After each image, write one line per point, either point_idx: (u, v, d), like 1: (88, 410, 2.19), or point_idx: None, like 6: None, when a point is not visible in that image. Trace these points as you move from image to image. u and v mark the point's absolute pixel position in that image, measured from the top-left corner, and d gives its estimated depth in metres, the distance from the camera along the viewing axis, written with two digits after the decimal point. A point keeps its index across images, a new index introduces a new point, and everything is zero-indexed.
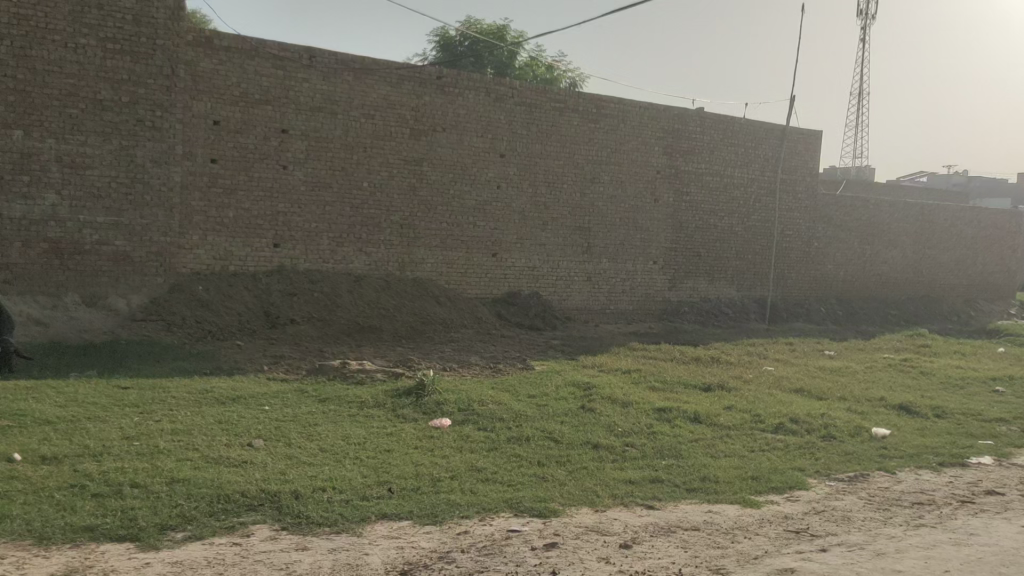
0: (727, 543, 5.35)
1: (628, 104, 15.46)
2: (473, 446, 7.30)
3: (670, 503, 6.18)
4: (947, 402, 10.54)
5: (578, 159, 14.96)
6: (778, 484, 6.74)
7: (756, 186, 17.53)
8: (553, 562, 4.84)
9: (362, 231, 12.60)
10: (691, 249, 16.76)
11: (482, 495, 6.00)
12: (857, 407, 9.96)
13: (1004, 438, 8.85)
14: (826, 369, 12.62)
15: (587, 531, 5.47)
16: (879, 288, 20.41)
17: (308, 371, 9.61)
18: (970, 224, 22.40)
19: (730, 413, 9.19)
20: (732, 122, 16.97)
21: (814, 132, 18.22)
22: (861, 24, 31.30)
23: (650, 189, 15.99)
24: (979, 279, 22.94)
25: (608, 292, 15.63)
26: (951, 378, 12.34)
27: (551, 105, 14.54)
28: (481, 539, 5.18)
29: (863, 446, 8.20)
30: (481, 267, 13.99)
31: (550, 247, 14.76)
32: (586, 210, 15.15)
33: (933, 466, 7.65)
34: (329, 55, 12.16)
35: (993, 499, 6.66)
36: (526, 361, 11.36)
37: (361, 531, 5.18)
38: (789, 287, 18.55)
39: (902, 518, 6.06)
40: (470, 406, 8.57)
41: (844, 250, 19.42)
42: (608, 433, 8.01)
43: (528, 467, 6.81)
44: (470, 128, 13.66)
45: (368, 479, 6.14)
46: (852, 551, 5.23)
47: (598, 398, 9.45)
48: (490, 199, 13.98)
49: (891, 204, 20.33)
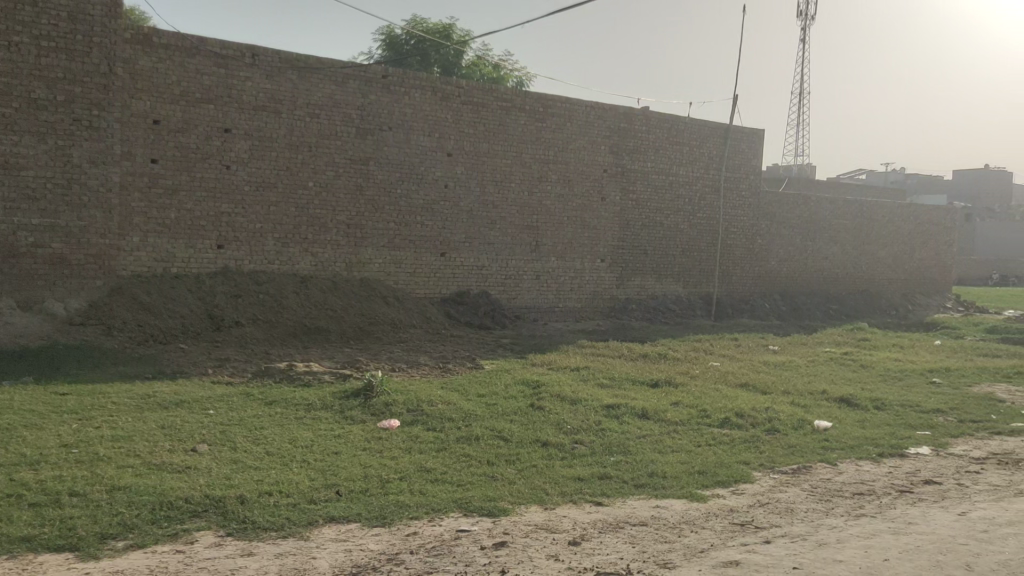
0: (674, 537, 5.43)
1: (575, 104, 15.55)
2: (422, 447, 7.28)
3: (618, 500, 6.24)
4: (886, 394, 10.84)
5: (525, 157, 14.99)
6: (724, 479, 6.85)
7: (701, 184, 17.77)
8: (501, 562, 4.84)
9: (308, 231, 12.48)
10: (638, 247, 16.92)
11: (431, 495, 5.98)
12: (800, 400, 10.18)
13: (940, 429, 9.12)
14: (771, 364, 12.86)
15: (535, 529, 5.49)
16: (821, 284, 20.88)
17: (254, 373, 9.47)
18: (907, 220, 23.04)
19: (678, 409, 9.32)
20: (678, 121, 17.16)
21: (757, 131, 18.52)
22: (802, 25, 31.93)
23: (597, 188, 16.11)
24: (916, 274, 23.54)
25: (557, 290, 15.72)
26: (890, 371, 12.69)
27: (498, 104, 14.54)
28: (429, 540, 5.17)
29: (805, 439, 8.38)
30: (430, 266, 13.93)
31: (498, 246, 14.77)
32: (534, 209, 15.21)
33: (873, 457, 7.85)
34: (271, 53, 12.01)
35: (930, 488, 6.87)
36: (475, 361, 11.33)
37: (308, 535, 5.13)
38: (734, 283, 18.85)
39: (843, 509, 6.22)
40: (419, 406, 8.54)
41: (787, 247, 19.81)
42: (557, 431, 8.04)
43: (478, 467, 6.81)
44: (417, 127, 13.59)
45: (315, 482, 6.08)
46: (794, 543, 5.34)
47: (547, 396, 9.49)
48: (438, 199, 13.93)
49: (831, 201, 20.78)
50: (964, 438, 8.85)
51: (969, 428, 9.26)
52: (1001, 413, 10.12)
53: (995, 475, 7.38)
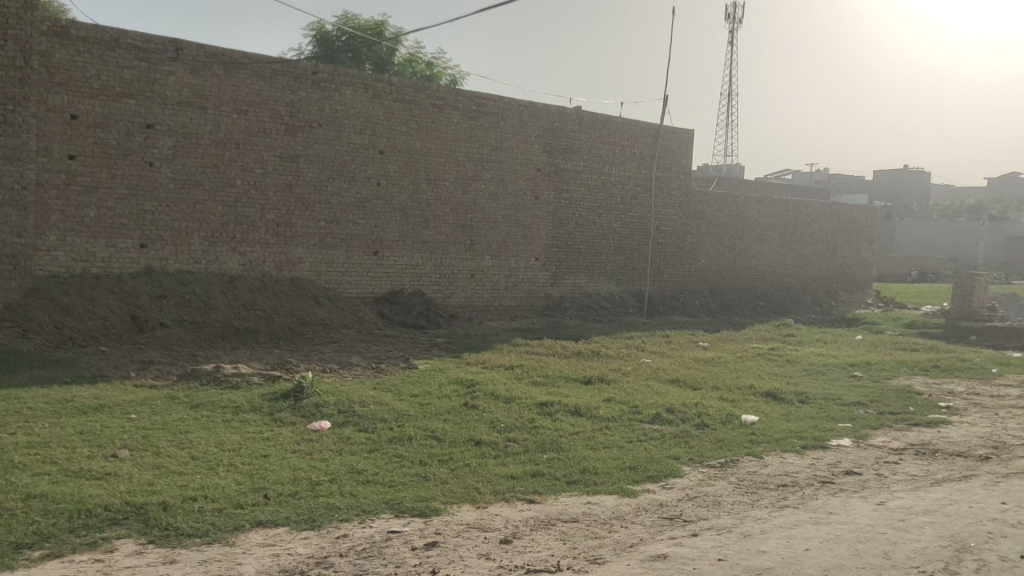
0: (604, 533, 5.47)
1: (507, 102, 15.58)
2: (353, 449, 7.18)
3: (550, 497, 6.27)
4: (810, 388, 11.14)
5: (459, 156, 14.95)
6: (654, 474, 6.94)
7: (633, 183, 17.98)
8: (432, 562, 4.82)
9: (235, 230, 12.23)
10: (571, 245, 17.02)
11: (362, 497, 5.91)
12: (729, 395, 10.40)
13: (861, 421, 9.40)
14: (700, 360, 13.08)
15: (467, 528, 5.48)
16: (749, 282, 21.33)
17: (179, 376, 9.21)
18: (831, 219, 23.72)
19: (609, 406, 9.41)
20: (609, 121, 17.33)
21: (687, 131, 18.80)
22: (729, 28, 32.58)
23: (530, 187, 16.16)
24: (839, 271, 24.23)
25: (492, 288, 15.73)
26: (814, 365, 13.06)
27: (429, 102, 14.46)
28: (360, 542, 5.11)
29: (733, 432, 8.56)
30: (362, 266, 13.79)
31: (432, 245, 14.70)
32: (468, 207, 15.18)
33: (798, 449, 8.05)
34: (195, 48, 11.73)
35: (851, 479, 7.09)
36: (408, 361, 11.25)
37: (233, 540, 5.02)
38: (666, 281, 19.12)
39: (768, 500, 6.36)
40: (350, 407, 8.43)
41: (716, 245, 20.19)
42: (491, 430, 8.04)
43: (410, 467, 6.76)
44: (348, 125, 13.43)
45: (242, 486, 5.95)
46: (721, 535, 5.44)
47: (481, 395, 9.49)
48: (370, 197, 13.77)
49: (758, 200, 21.25)
50: (883, 430, 9.14)
51: (888, 420, 9.57)
52: (918, 405, 10.48)
53: (911, 465, 7.64)
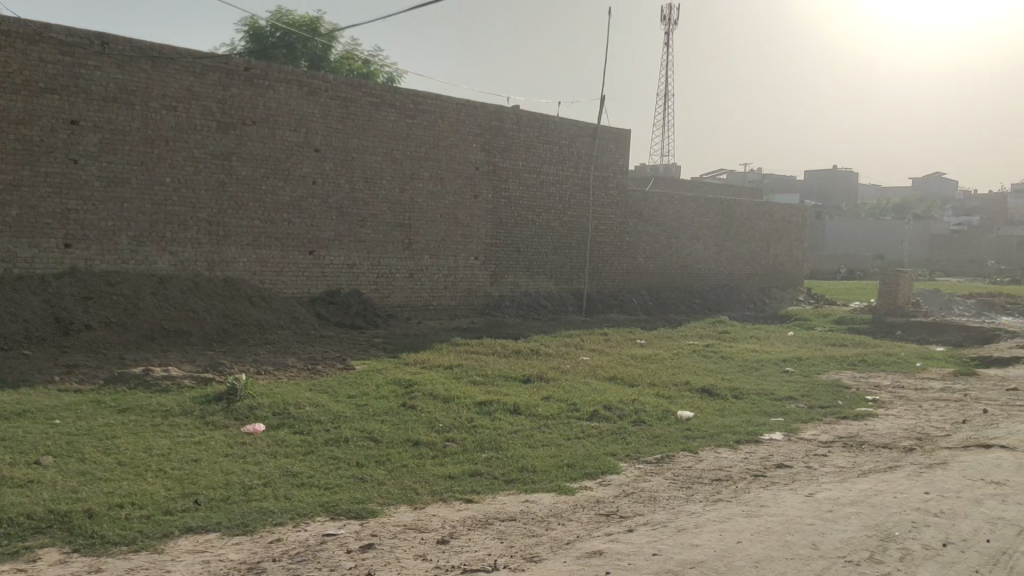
0: (541, 531, 5.48)
1: (445, 101, 15.51)
2: (289, 451, 7.05)
3: (488, 496, 6.26)
4: (744, 384, 11.37)
5: (396, 154, 14.83)
6: (592, 471, 6.98)
7: (571, 182, 18.08)
8: (368, 564, 4.76)
9: (165, 229, 11.93)
10: (510, 243, 17.05)
11: (297, 501, 5.81)
12: (665, 391, 10.53)
13: (792, 415, 9.61)
14: (637, 358, 13.23)
15: (404, 530, 5.43)
16: (685, 280, 21.63)
17: (106, 379, 8.94)
18: (763, 218, 24.19)
19: (548, 404, 9.44)
20: (547, 120, 17.40)
21: (624, 131, 18.97)
22: (665, 29, 32.96)
23: (469, 186, 16.12)
24: (772, 269, 24.72)
25: (430, 288, 15.65)
26: (748, 361, 13.33)
27: (366, 99, 14.31)
28: (294, 546, 5.02)
29: (669, 429, 8.66)
30: (298, 265, 13.58)
31: (369, 244, 14.55)
32: (406, 206, 15.06)
33: (731, 444, 8.20)
34: (122, 42, 11.40)
35: (782, 472, 7.24)
36: (345, 361, 11.13)
37: (162, 548, 4.89)
38: (604, 279, 19.27)
39: (702, 495, 6.45)
40: (285, 409, 8.29)
41: (653, 243, 20.42)
42: (429, 430, 7.99)
43: (346, 469, 6.67)
44: (282, 122, 13.21)
45: (172, 492, 5.79)
46: (656, 530, 5.50)
47: (419, 395, 9.42)
48: (305, 195, 13.57)
49: (693, 199, 21.56)
50: (813, 423, 9.36)
51: (818, 414, 9.81)
52: (846, 398, 10.77)
53: (839, 458, 7.84)
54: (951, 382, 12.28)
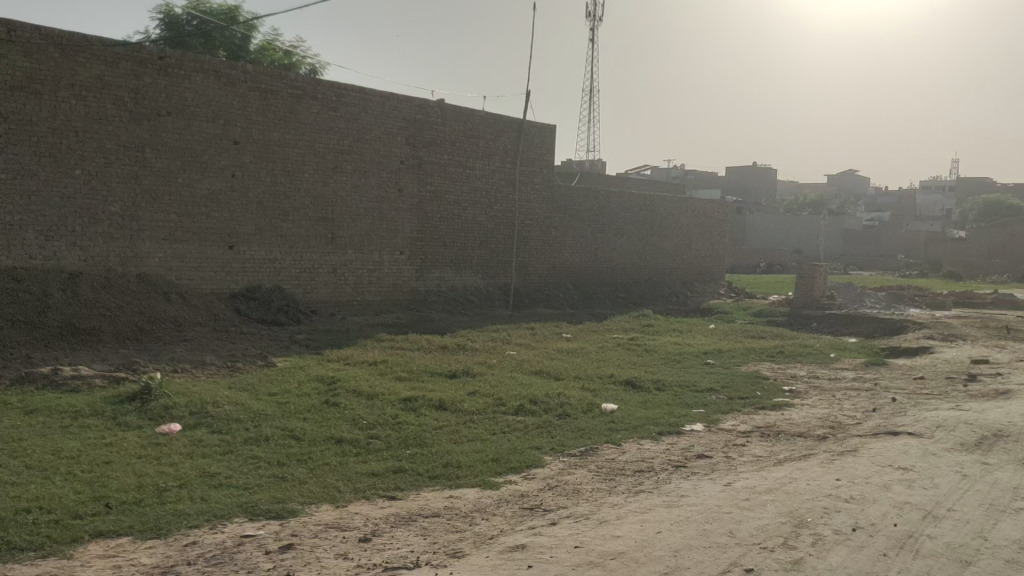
0: (464, 526, 5.45)
1: (369, 93, 15.31)
2: (206, 451, 6.86)
3: (411, 493, 6.20)
4: (667, 376, 11.55)
5: (319, 147, 14.57)
6: (516, 465, 6.99)
7: (497, 176, 18.07)
8: (287, 565, 4.66)
9: (76, 223, 11.47)
10: (436, 238, 16.94)
11: (214, 502, 5.65)
12: (590, 385, 10.62)
13: (712, 406, 9.80)
14: (563, 351, 13.33)
15: (325, 529, 5.33)
16: (610, 274, 21.86)
17: (12, 379, 8.54)
18: (686, 213, 24.59)
19: (473, 399, 9.41)
20: (472, 114, 17.34)
21: (549, 126, 19.04)
22: (590, 26, 33.17)
23: (393, 180, 15.95)
24: (694, 263, 25.15)
25: (355, 283, 15.44)
26: (671, 354, 13.57)
27: (287, 91, 14.02)
28: (210, 548, 4.88)
29: (593, 421, 8.73)
30: (216, 260, 13.23)
31: (291, 239, 14.26)
32: (329, 200, 14.81)
33: (654, 436, 8.31)
34: (29, 28, 10.90)
35: (703, 462, 7.37)
36: (266, 358, 10.89)
37: (71, 553, 4.71)
38: (530, 274, 19.33)
39: (625, 486, 6.52)
40: (203, 408, 8.06)
41: (578, 238, 20.57)
42: (352, 427, 7.86)
43: (266, 469, 6.52)
44: (199, 113, 12.84)
45: (82, 495, 5.57)
46: (578, 522, 5.53)
47: (342, 392, 9.28)
48: (224, 188, 13.22)
49: (618, 194, 21.80)
50: (733, 414, 9.57)
51: (738, 405, 10.04)
52: (764, 389, 11.04)
53: (757, 447, 8.02)
54: (863, 371, 12.71)
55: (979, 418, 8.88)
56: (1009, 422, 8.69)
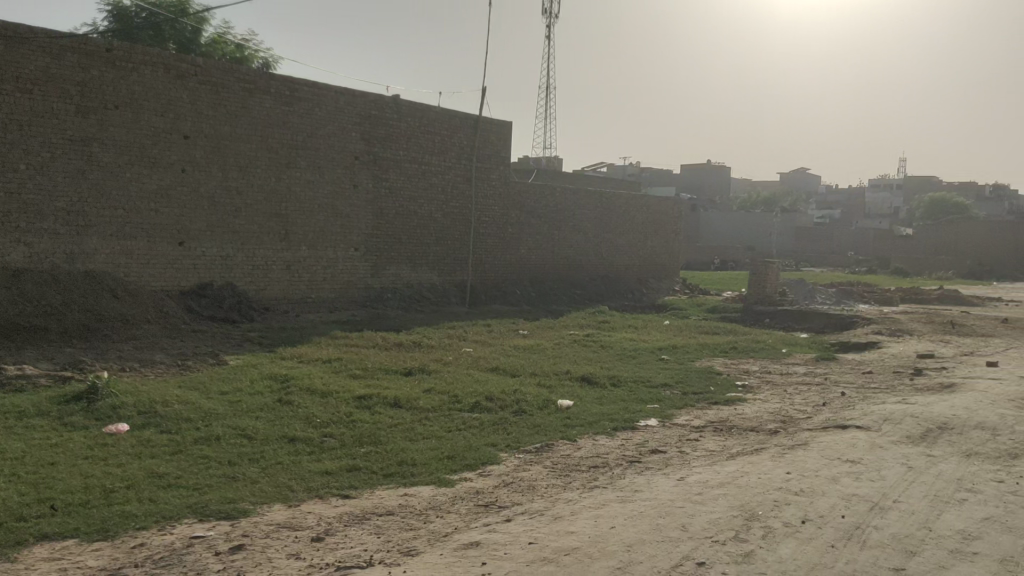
0: (419, 524, 5.42)
1: (322, 88, 15.14)
2: (155, 452, 6.71)
3: (365, 491, 6.14)
4: (622, 372, 11.62)
5: (271, 142, 14.36)
6: (472, 462, 6.96)
7: (453, 172, 18.00)
8: (237, 566, 4.58)
9: (20, 219, 11.18)
10: (392, 235, 16.82)
11: (163, 503, 5.53)
12: (546, 381, 10.63)
13: (667, 402, 9.88)
14: (519, 348, 13.33)
15: (277, 528, 5.25)
16: (566, 271, 21.92)
17: None
18: (641, 211, 24.76)
19: (429, 396, 9.36)
20: (428, 110, 17.24)
21: (505, 123, 19.02)
22: (546, 22, 33.17)
23: (348, 176, 15.79)
24: (650, 260, 25.33)
25: (309, 280, 15.26)
26: (626, 350, 13.65)
27: (238, 85, 13.79)
28: (158, 550, 4.78)
29: (549, 418, 8.74)
30: (166, 257, 12.97)
31: (243, 235, 14.04)
32: (282, 196, 14.61)
33: (608, 432, 8.34)
34: None
35: (657, 457, 7.42)
36: (218, 356, 10.71)
37: (14, 557, 4.59)
38: (486, 271, 19.30)
39: (579, 482, 6.54)
40: (152, 407, 7.89)
41: (534, 235, 20.60)
42: (306, 426, 7.76)
43: (216, 468, 6.40)
44: (148, 107, 12.57)
45: (25, 498, 5.42)
46: (533, 519, 5.52)
47: (296, 390, 9.16)
48: (174, 183, 12.96)
49: (573, 192, 21.87)
50: (687, 409, 9.65)
51: (692, 400, 10.13)
52: (717, 384, 11.17)
53: (710, 442, 8.10)
54: (813, 366, 12.92)
55: (924, 412, 9.08)
56: (953, 414, 8.90)
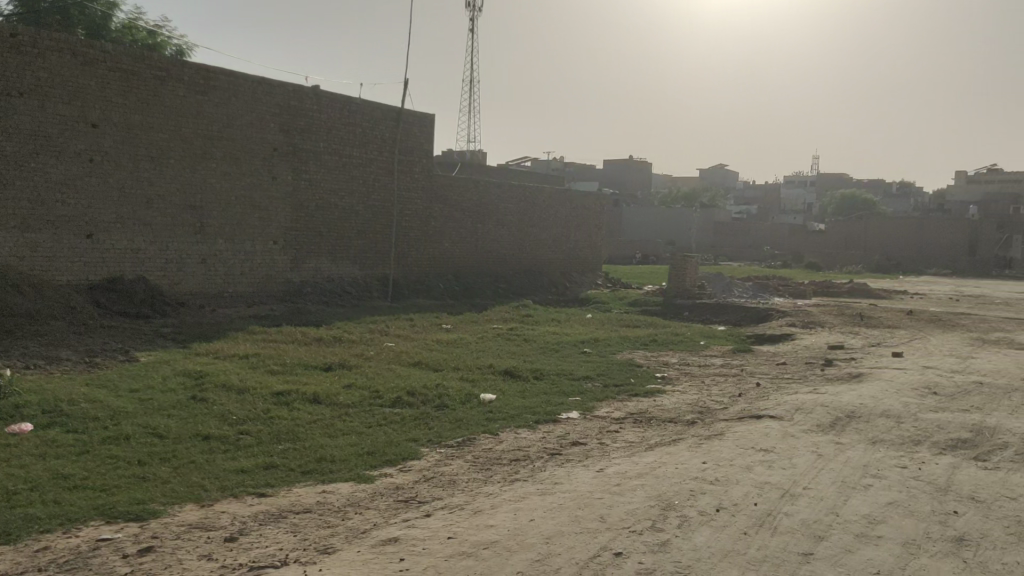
0: (337, 521, 5.32)
1: (239, 77, 14.74)
2: (60, 452, 6.42)
3: (282, 489, 5.99)
4: (545, 365, 11.68)
5: (185, 132, 13.92)
6: (392, 457, 6.88)
7: (375, 165, 17.78)
8: (146, 568, 4.42)
9: None
10: (312, 228, 16.53)
11: (68, 505, 5.30)
12: (468, 375, 10.60)
13: (588, 394, 9.96)
14: (441, 342, 13.27)
15: (189, 529, 5.08)
16: (490, 264, 21.90)
17: None
18: (564, 205, 24.91)
19: (349, 392, 9.21)
20: (349, 101, 16.99)
21: (428, 115, 18.87)
22: (471, 15, 32.94)
23: (266, 168, 15.43)
24: (572, 254, 25.50)
25: (225, 273, 14.86)
26: (549, 343, 13.72)
27: (149, 73, 13.31)
28: (62, 554, 4.58)
29: (471, 412, 8.71)
30: (73, 250, 12.45)
31: (156, 227, 13.58)
32: (197, 187, 14.18)
33: (530, 425, 8.36)
34: None
35: (577, 450, 7.46)
36: (129, 353, 10.33)
37: None
38: (409, 265, 19.14)
39: (500, 476, 6.52)
40: (58, 406, 7.54)
41: (458, 228, 20.52)
42: (221, 424, 7.53)
43: (126, 468, 6.16)
44: (54, 94, 12.04)
45: None
46: (452, 513, 5.48)
47: (211, 387, 8.90)
48: (82, 174, 12.45)
49: (497, 185, 21.86)
50: (607, 401, 9.75)
51: (613, 392, 10.24)
52: (638, 376, 11.33)
53: (629, 433, 8.19)
54: (729, 358, 13.22)
55: (834, 401, 9.39)
56: (861, 403, 9.22)
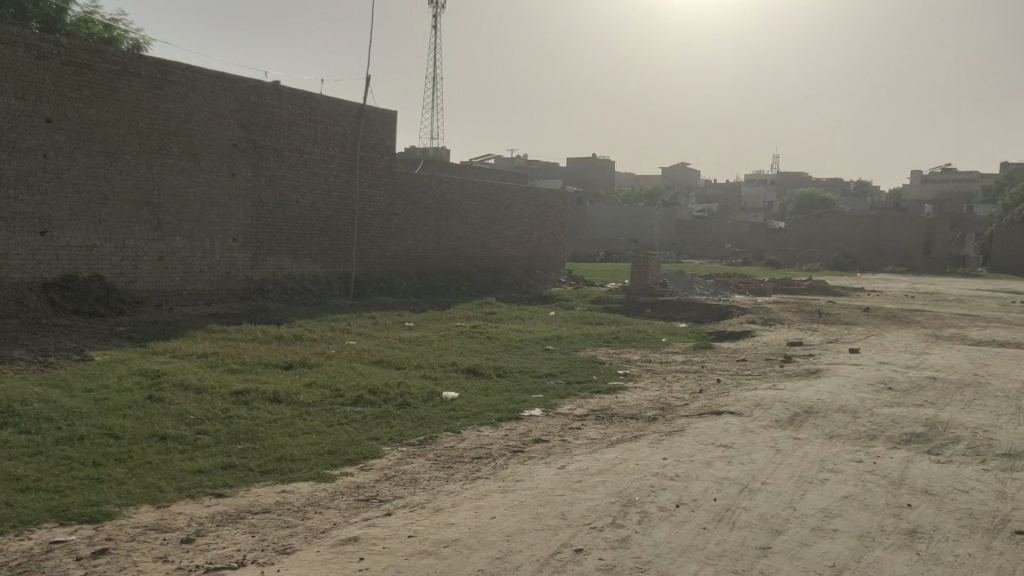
0: (296, 521, 5.26)
1: (197, 72, 14.52)
2: (11, 454, 6.26)
3: (241, 489, 5.91)
4: (507, 362, 11.67)
5: (142, 127, 13.67)
6: (353, 456, 6.82)
7: (336, 162, 17.64)
8: (100, 571, 4.33)
9: None
10: (273, 225, 16.35)
11: (20, 507, 5.17)
12: (430, 373, 10.56)
13: (550, 392, 9.97)
14: (404, 340, 13.21)
15: (145, 530, 4.99)
16: (453, 262, 21.83)
17: None
18: (528, 203, 24.92)
19: (310, 390, 9.12)
20: (310, 97, 16.83)
21: (390, 112, 18.76)
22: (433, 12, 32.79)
23: (225, 164, 15.22)
24: (536, 252, 25.52)
25: (184, 271, 14.63)
26: (512, 341, 13.72)
27: (105, 67, 13.04)
28: (13, 558, 4.47)
29: (433, 410, 8.67)
30: (26, 247, 12.16)
31: (112, 224, 13.32)
32: (154, 184, 13.94)
33: (493, 422, 8.34)
34: None
35: (539, 447, 7.47)
36: (83, 352, 10.12)
37: None
38: (371, 263, 19.02)
39: (462, 474, 6.49)
40: (9, 407, 7.36)
41: (420, 226, 20.43)
42: (179, 424, 7.41)
43: (80, 470, 6.03)
44: (5, 88, 11.75)
45: None
46: (413, 512, 5.45)
47: (168, 386, 8.75)
48: (34, 169, 12.17)
49: (460, 183, 21.80)
50: (570, 398, 9.77)
51: (575, 389, 10.26)
52: (600, 373, 11.38)
53: (591, 430, 8.22)
54: (691, 355, 13.33)
55: (793, 397, 9.51)
56: (818, 399, 9.34)
